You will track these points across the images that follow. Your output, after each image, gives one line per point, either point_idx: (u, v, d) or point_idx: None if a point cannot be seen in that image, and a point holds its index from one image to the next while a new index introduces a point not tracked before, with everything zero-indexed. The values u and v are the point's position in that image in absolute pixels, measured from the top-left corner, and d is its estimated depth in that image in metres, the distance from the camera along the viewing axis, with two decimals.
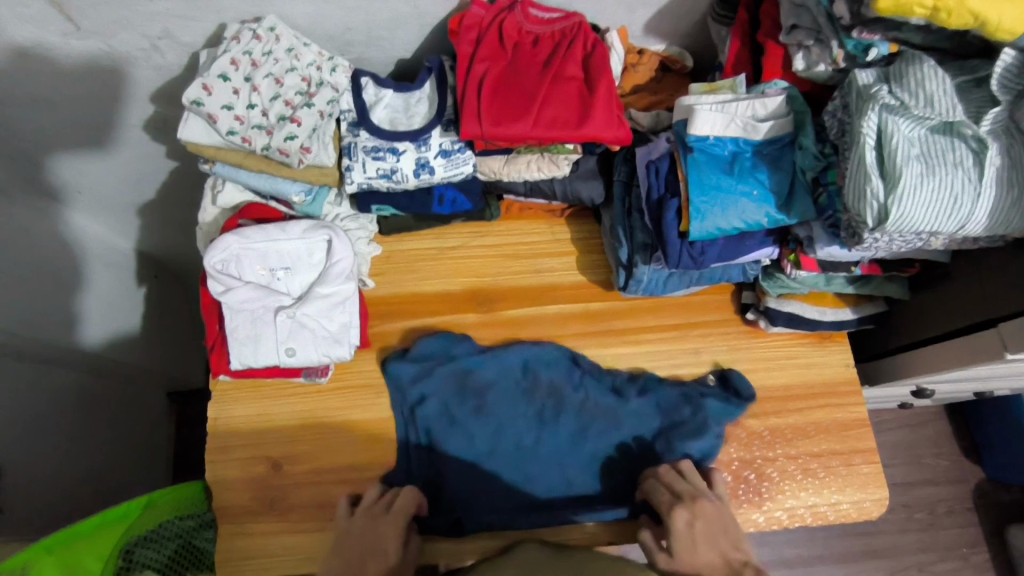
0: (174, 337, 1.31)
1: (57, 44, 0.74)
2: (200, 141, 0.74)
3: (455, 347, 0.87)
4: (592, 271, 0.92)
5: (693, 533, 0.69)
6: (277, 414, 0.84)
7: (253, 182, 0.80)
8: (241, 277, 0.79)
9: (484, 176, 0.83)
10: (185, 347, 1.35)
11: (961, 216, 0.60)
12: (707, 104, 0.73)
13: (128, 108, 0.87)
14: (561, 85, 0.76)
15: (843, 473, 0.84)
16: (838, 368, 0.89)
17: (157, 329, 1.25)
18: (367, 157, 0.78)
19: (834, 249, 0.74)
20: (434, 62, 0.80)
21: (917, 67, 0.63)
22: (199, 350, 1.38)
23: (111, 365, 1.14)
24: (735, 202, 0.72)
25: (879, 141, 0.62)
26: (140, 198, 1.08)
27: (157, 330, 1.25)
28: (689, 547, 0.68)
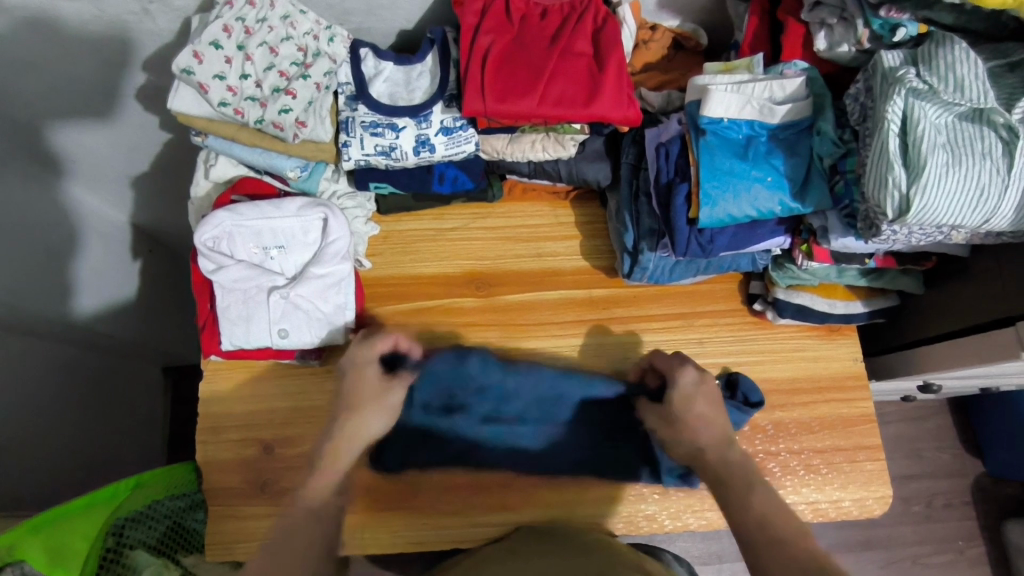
0: (169, 313, 1.29)
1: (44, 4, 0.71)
2: (191, 112, 0.71)
3: (460, 360, 0.81)
4: (596, 256, 0.89)
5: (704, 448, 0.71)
6: (271, 396, 0.82)
7: (246, 157, 0.76)
8: (233, 255, 0.77)
9: (486, 156, 0.80)
10: (179, 322, 1.33)
11: (986, 209, 0.57)
12: (722, 85, 0.70)
13: (118, 75, 0.84)
14: (569, 60, 0.72)
15: (847, 469, 0.83)
16: (846, 363, 0.86)
17: (151, 303, 1.23)
18: (365, 132, 0.75)
19: (849, 240, 0.71)
20: (438, 33, 0.76)
21: (948, 50, 0.60)
22: (193, 326, 1.36)
23: (104, 339, 1.12)
24: (748, 189, 0.69)
25: (903, 127, 0.59)
26: (133, 169, 1.04)
27: (151, 305, 1.23)
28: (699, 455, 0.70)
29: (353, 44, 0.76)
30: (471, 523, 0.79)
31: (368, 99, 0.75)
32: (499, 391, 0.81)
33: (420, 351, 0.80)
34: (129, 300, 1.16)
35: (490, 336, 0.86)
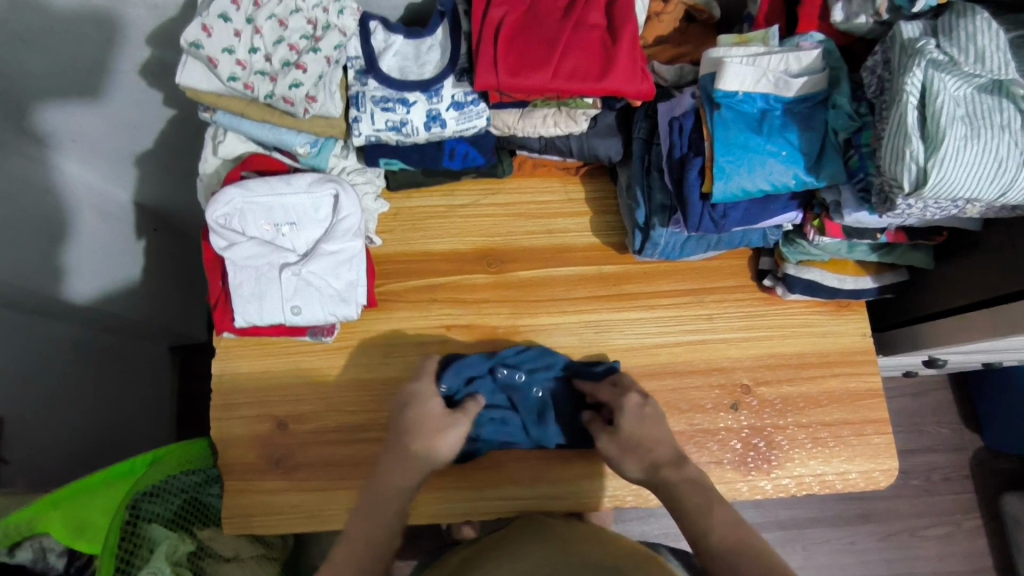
0: (176, 291, 1.29)
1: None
2: (199, 87, 0.70)
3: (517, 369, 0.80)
4: (605, 233, 0.89)
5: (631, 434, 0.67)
6: (282, 373, 0.82)
7: (255, 133, 0.76)
8: (244, 232, 0.76)
9: (497, 131, 0.80)
10: (186, 301, 1.33)
11: (1004, 181, 0.57)
12: (736, 57, 0.69)
13: (121, 50, 0.82)
14: (582, 33, 0.71)
15: (854, 442, 0.84)
16: (855, 338, 0.87)
17: (158, 282, 1.23)
18: (375, 107, 0.75)
19: (862, 215, 0.70)
20: (447, 5, 0.75)
21: (968, 21, 0.59)
22: (200, 304, 1.36)
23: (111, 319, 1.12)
24: (762, 163, 0.68)
25: (922, 99, 0.58)
26: (136, 147, 1.03)
27: (157, 283, 1.23)
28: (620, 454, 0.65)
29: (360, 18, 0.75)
30: (484, 495, 0.80)
31: (375, 71, 0.74)
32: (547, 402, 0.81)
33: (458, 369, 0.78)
34: (134, 278, 1.16)
35: (500, 313, 0.86)
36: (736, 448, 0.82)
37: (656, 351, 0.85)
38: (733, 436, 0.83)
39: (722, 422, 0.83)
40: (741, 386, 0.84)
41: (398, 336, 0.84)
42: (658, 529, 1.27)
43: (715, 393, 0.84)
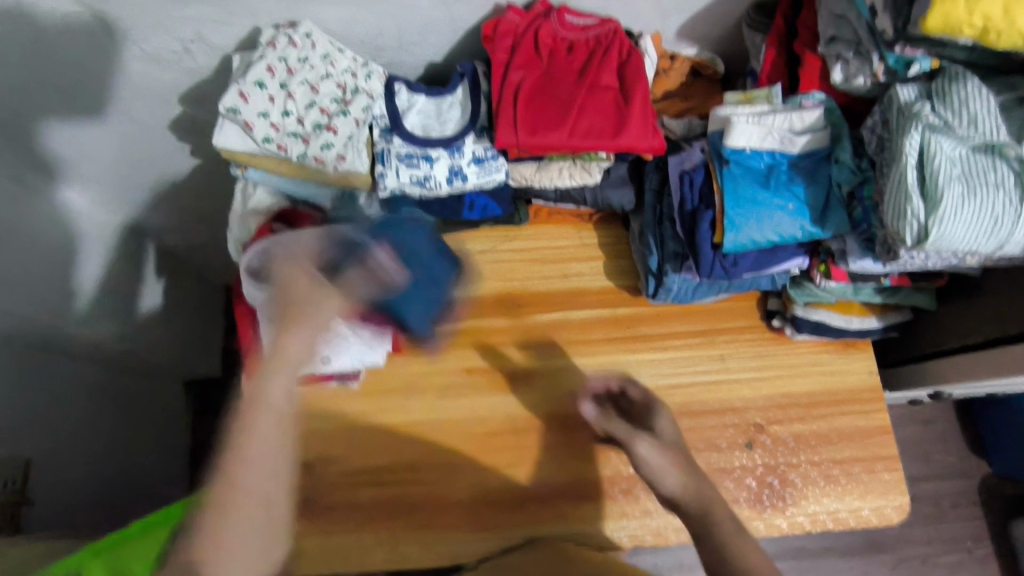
0: (192, 331, 1.32)
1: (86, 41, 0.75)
2: (234, 148, 0.75)
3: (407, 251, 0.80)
4: (620, 276, 0.92)
5: (656, 455, 0.64)
6: (309, 418, 0.85)
7: (287, 189, 0.82)
8: (275, 283, 0.80)
9: (515, 183, 0.84)
10: (204, 339, 1.37)
11: (1000, 237, 0.61)
12: (743, 115, 0.73)
13: (157, 110, 0.88)
14: (597, 94, 0.75)
15: (865, 479, 0.86)
16: (863, 376, 0.89)
17: (176, 322, 1.26)
18: (400, 164, 0.79)
19: (868, 262, 0.74)
20: (468, 67, 0.80)
21: (962, 86, 0.63)
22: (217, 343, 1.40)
23: (134, 359, 1.15)
24: (770, 215, 0.72)
25: (920, 160, 0.62)
26: (163, 193, 1.08)
27: (175, 323, 1.26)
28: (661, 475, 0.63)
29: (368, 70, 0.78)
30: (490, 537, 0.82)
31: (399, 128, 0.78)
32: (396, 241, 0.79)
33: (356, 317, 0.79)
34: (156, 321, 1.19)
35: (519, 356, 0.89)
36: (751, 486, 0.85)
37: (671, 391, 0.88)
38: (747, 474, 0.85)
39: (736, 461, 0.85)
40: (754, 425, 0.87)
41: (421, 380, 0.87)
42: (671, 563, 1.28)
43: (729, 432, 0.86)
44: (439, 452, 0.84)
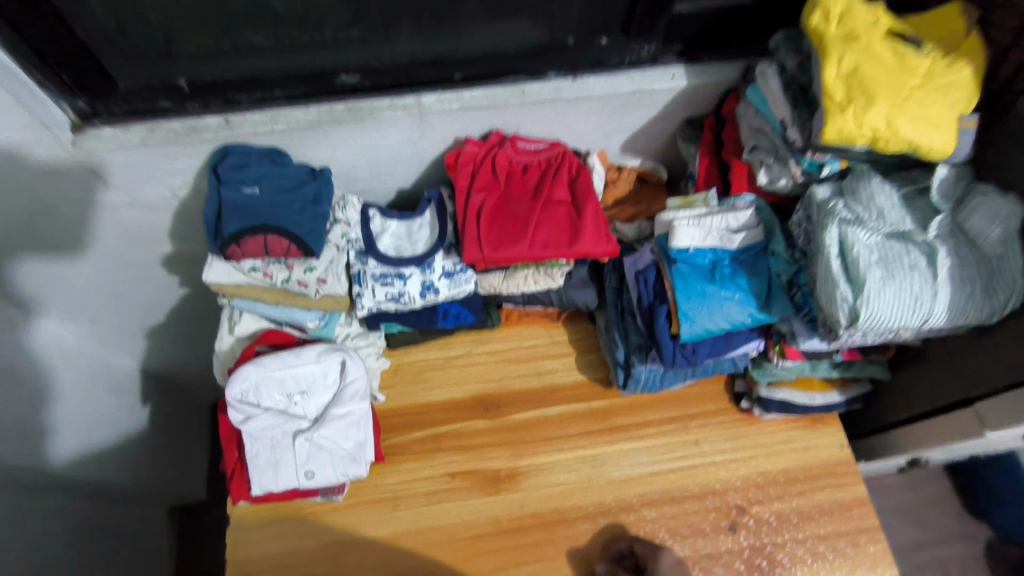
0: (169, 454, 1.34)
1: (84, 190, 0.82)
2: (222, 282, 0.81)
3: (253, 160, 0.79)
4: (590, 369, 0.97)
5: None
6: (296, 536, 0.85)
7: (268, 313, 0.85)
8: (259, 404, 0.82)
9: (484, 292, 0.89)
10: (182, 464, 1.39)
11: (924, 311, 0.67)
12: (684, 219, 0.80)
13: (148, 248, 0.96)
14: (552, 209, 0.83)
15: (852, 553, 0.87)
16: (833, 450, 0.93)
17: (153, 446, 1.28)
18: (376, 283, 0.84)
19: (815, 342, 0.79)
20: (434, 194, 0.88)
21: (867, 183, 0.72)
22: (196, 465, 1.44)
23: (109, 489, 1.15)
24: (720, 306, 0.78)
25: (842, 250, 0.69)
26: (148, 322, 1.13)
27: (153, 449, 1.28)
28: None
29: (291, 173, 0.80)
30: None
31: (316, 222, 0.78)
32: (260, 195, 0.78)
33: (235, 208, 0.77)
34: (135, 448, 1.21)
35: (502, 456, 0.91)
36: (740, 569, 0.85)
37: (651, 480, 0.90)
38: (735, 558, 0.86)
39: (723, 545, 0.86)
40: (736, 507, 0.89)
41: (406, 488, 0.88)
42: None
43: (712, 516, 0.88)
44: (429, 561, 0.84)
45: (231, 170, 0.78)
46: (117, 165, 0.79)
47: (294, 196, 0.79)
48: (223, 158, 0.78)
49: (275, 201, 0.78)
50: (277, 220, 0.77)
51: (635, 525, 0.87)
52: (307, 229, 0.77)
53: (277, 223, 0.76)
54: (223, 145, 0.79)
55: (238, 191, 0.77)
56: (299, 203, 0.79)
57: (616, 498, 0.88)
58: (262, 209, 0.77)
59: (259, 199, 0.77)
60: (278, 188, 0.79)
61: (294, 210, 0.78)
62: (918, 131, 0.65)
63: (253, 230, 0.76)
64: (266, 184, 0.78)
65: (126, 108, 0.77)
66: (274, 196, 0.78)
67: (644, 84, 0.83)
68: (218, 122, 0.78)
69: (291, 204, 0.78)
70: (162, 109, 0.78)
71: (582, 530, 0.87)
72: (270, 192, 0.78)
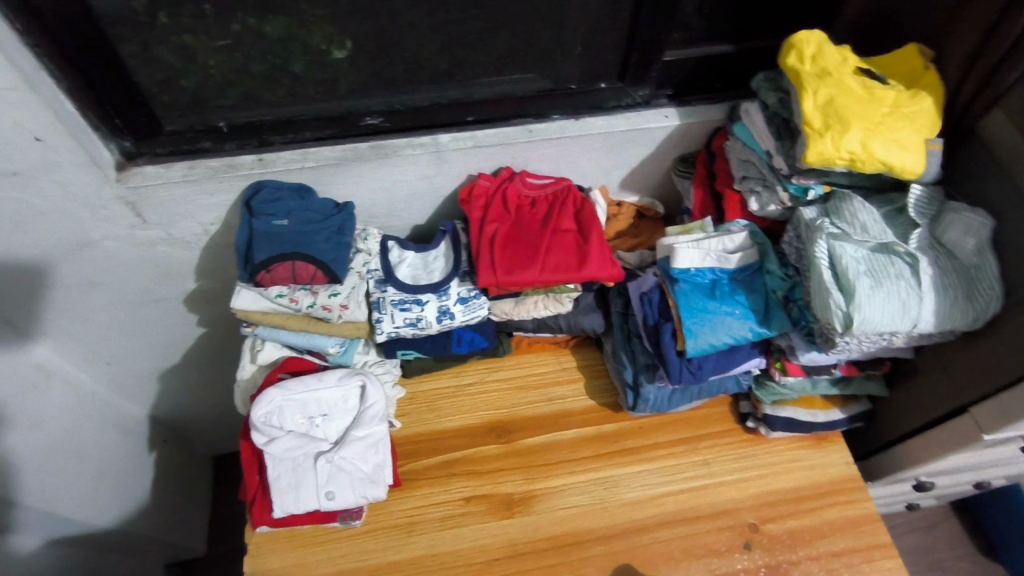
0: (172, 503, 1.33)
1: (122, 226, 0.87)
2: (250, 309, 0.85)
3: (284, 194, 0.85)
4: (600, 394, 1.00)
5: None
6: (314, 564, 0.85)
7: (291, 340, 0.89)
8: (282, 427, 0.85)
9: (497, 318, 0.94)
10: (184, 514, 1.37)
11: (912, 316, 0.72)
12: (684, 243, 0.87)
13: (174, 285, 1.00)
14: (559, 236, 0.89)
15: (867, 569, 0.87)
16: (840, 467, 0.95)
17: (158, 493, 1.28)
18: (394, 309, 0.89)
19: (814, 354, 0.84)
20: (449, 226, 0.94)
21: (849, 204, 0.78)
22: (195, 517, 1.41)
23: (111, 536, 1.14)
24: (722, 321, 0.83)
25: (832, 262, 0.75)
26: (164, 363, 1.16)
27: (157, 495, 1.27)
28: None
29: (318, 207, 0.87)
30: None
31: (340, 253, 0.84)
32: (289, 226, 0.83)
33: (265, 239, 0.82)
34: (139, 493, 1.20)
35: (516, 479, 0.92)
36: None
37: (664, 502, 0.91)
38: None
39: (738, 564, 0.87)
40: (748, 525, 0.90)
41: (424, 513, 0.89)
42: None
43: (726, 534, 0.89)
44: None
45: (263, 202, 0.84)
46: (155, 202, 0.85)
47: (320, 227, 0.85)
48: (256, 192, 0.84)
49: (303, 232, 0.84)
50: (305, 249, 0.82)
51: (650, 546, 0.88)
52: (332, 257, 0.83)
53: (305, 251, 0.82)
54: (256, 182, 0.85)
55: (269, 222, 0.83)
56: (326, 235, 0.85)
57: (629, 519, 0.90)
58: (291, 238, 0.83)
59: (287, 229, 0.83)
60: (305, 219, 0.85)
61: (321, 239, 0.84)
62: (890, 153, 0.72)
63: (282, 258, 0.81)
64: (294, 216, 0.84)
65: (169, 149, 0.84)
66: (302, 227, 0.84)
67: (640, 123, 0.91)
68: (252, 160, 0.85)
69: (318, 234, 0.84)
70: (201, 149, 0.85)
71: (598, 551, 0.87)
72: (299, 224, 0.84)
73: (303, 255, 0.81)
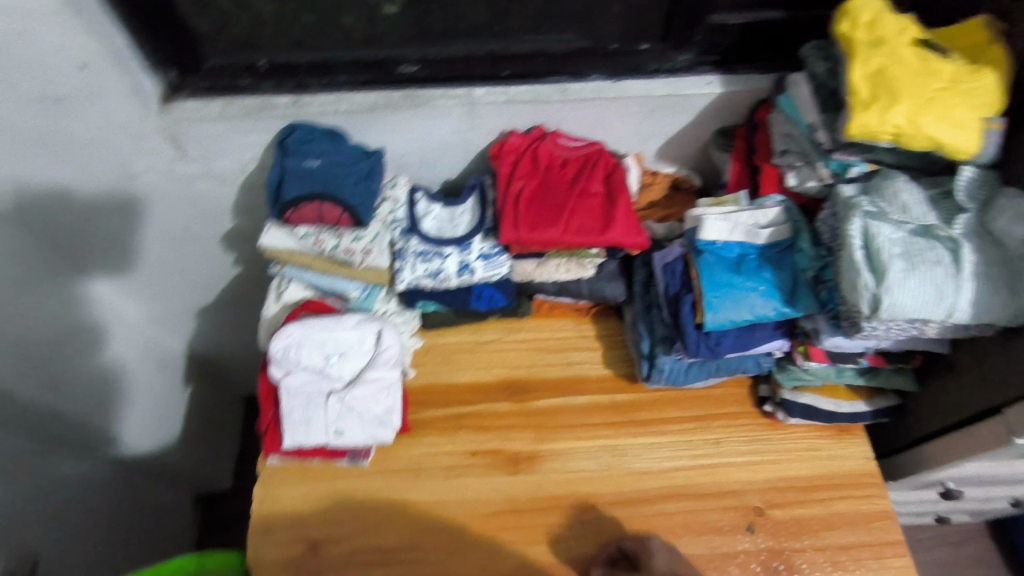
0: (203, 436, 1.39)
1: (164, 158, 0.91)
2: (278, 247, 0.88)
3: (318, 136, 0.87)
4: (617, 364, 0.99)
5: None
6: (321, 497, 0.88)
7: (316, 281, 0.92)
8: (299, 362, 0.87)
9: (518, 279, 0.93)
10: (213, 448, 1.44)
11: (947, 304, 0.68)
12: (714, 214, 0.84)
13: (213, 223, 1.04)
14: (586, 199, 0.88)
15: (876, 566, 0.84)
16: (859, 461, 0.91)
17: (191, 424, 1.34)
18: (416, 259, 0.90)
19: (839, 338, 0.81)
20: (477, 181, 0.95)
21: (892, 182, 0.75)
22: (224, 452, 1.48)
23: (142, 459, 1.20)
24: (745, 297, 0.81)
25: (866, 242, 0.72)
26: (200, 300, 1.21)
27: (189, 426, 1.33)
28: None
29: (350, 151, 0.88)
30: None
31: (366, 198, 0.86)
32: (320, 168, 0.85)
33: (298, 180, 0.85)
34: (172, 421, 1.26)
35: (523, 438, 0.93)
36: (756, 571, 0.84)
37: (669, 475, 0.90)
38: (751, 559, 0.84)
39: (740, 545, 0.85)
40: (755, 508, 0.88)
41: (430, 461, 0.91)
42: None
43: (730, 514, 0.87)
44: (445, 532, 0.85)
45: (297, 143, 0.86)
46: (196, 136, 0.88)
47: (350, 171, 0.87)
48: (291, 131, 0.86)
49: (333, 175, 0.86)
50: (336, 192, 0.85)
51: (651, 517, 0.87)
52: (359, 202, 0.85)
53: (335, 194, 0.85)
54: (293, 121, 0.87)
55: (301, 162, 0.85)
56: (355, 180, 0.87)
57: (632, 488, 0.89)
58: (322, 180, 0.85)
59: (318, 171, 0.85)
60: (336, 162, 0.86)
61: (350, 184, 0.86)
62: (941, 129, 0.68)
63: (312, 199, 0.84)
64: (326, 158, 0.86)
65: (210, 85, 0.87)
66: (333, 170, 0.86)
67: (679, 88, 0.88)
68: (288, 102, 0.87)
69: (348, 178, 0.86)
70: (240, 88, 0.87)
71: (599, 516, 0.87)
72: (330, 167, 0.86)
73: (331, 198, 0.84)
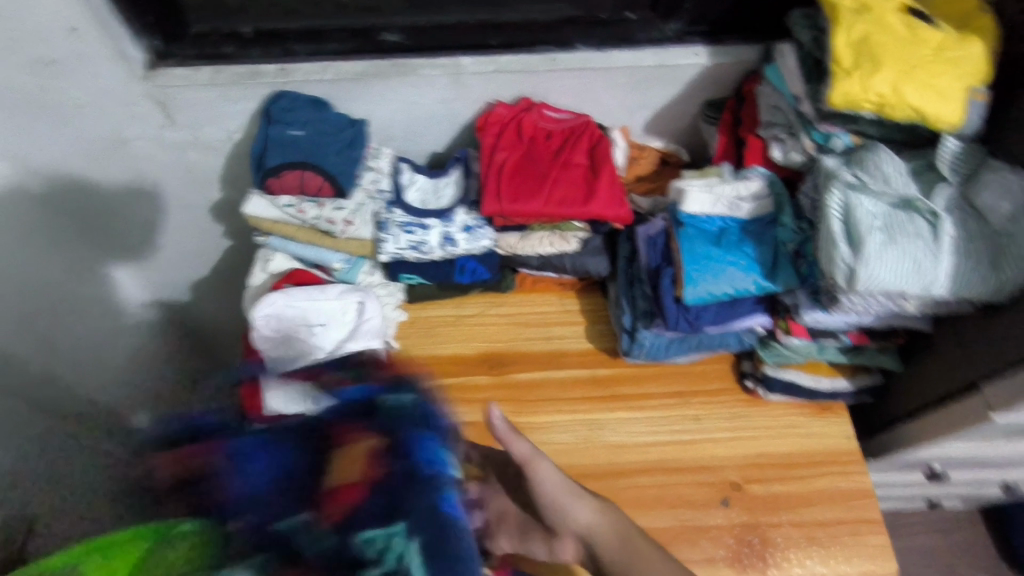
0: None
1: (151, 124, 0.91)
2: (260, 215, 0.88)
3: (301, 104, 0.86)
4: (600, 340, 0.99)
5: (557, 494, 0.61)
6: None
7: (300, 252, 0.93)
8: (280, 331, 0.88)
9: (502, 251, 0.94)
10: None
11: (925, 278, 0.67)
12: (697, 186, 0.84)
13: (202, 193, 1.04)
14: (569, 171, 0.87)
15: (852, 542, 0.84)
16: (839, 439, 0.91)
17: None
18: (399, 230, 0.89)
19: (818, 314, 0.80)
20: (462, 154, 0.94)
21: (874, 154, 0.73)
22: None
23: None
24: (724, 270, 0.80)
25: (845, 214, 0.71)
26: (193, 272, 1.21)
27: None
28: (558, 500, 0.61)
29: (334, 119, 0.87)
30: None
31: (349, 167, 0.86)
32: (302, 135, 0.85)
33: (279, 147, 0.84)
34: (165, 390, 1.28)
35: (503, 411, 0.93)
36: (730, 544, 0.84)
37: (647, 449, 0.90)
38: (726, 533, 0.84)
39: (714, 519, 0.85)
40: (731, 483, 0.88)
41: None
42: None
43: (706, 489, 0.87)
44: None
45: (280, 111, 0.85)
46: (182, 102, 0.88)
47: (333, 139, 0.86)
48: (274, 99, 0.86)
49: (315, 142, 0.85)
50: (318, 159, 0.84)
51: (628, 490, 0.87)
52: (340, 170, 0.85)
53: (317, 160, 0.84)
54: (278, 91, 0.87)
55: (284, 130, 0.84)
56: (339, 149, 0.86)
57: (610, 461, 0.89)
58: (304, 147, 0.85)
59: (300, 139, 0.85)
60: (319, 130, 0.86)
61: (332, 152, 0.85)
62: (924, 99, 0.67)
63: (292, 165, 0.83)
64: (309, 126, 0.85)
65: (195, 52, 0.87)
66: (315, 138, 0.85)
67: (668, 60, 0.87)
68: (274, 69, 0.86)
69: (331, 146, 0.86)
70: (225, 55, 0.87)
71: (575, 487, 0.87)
72: (313, 135, 0.85)
73: (312, 165, 0.84)
